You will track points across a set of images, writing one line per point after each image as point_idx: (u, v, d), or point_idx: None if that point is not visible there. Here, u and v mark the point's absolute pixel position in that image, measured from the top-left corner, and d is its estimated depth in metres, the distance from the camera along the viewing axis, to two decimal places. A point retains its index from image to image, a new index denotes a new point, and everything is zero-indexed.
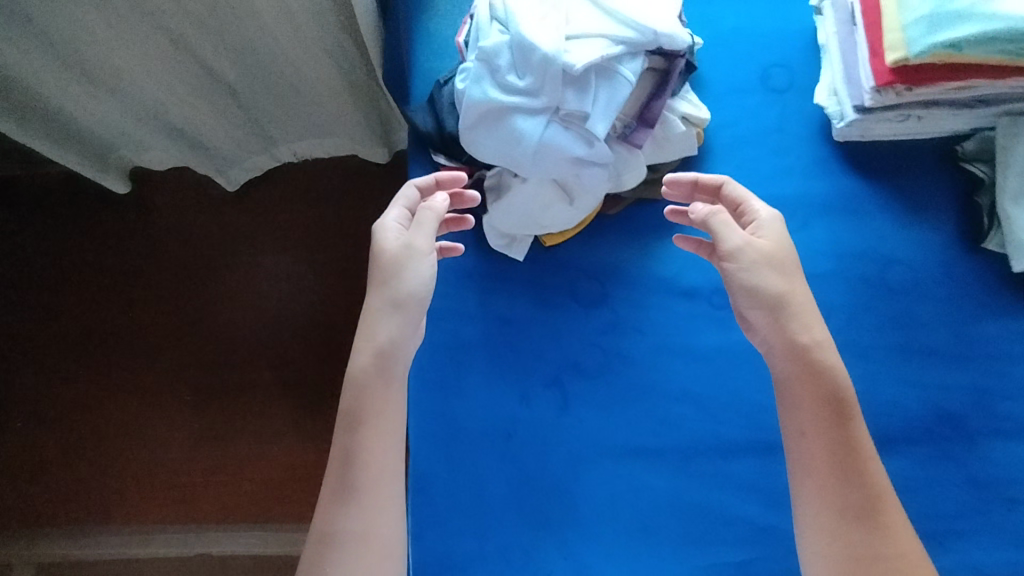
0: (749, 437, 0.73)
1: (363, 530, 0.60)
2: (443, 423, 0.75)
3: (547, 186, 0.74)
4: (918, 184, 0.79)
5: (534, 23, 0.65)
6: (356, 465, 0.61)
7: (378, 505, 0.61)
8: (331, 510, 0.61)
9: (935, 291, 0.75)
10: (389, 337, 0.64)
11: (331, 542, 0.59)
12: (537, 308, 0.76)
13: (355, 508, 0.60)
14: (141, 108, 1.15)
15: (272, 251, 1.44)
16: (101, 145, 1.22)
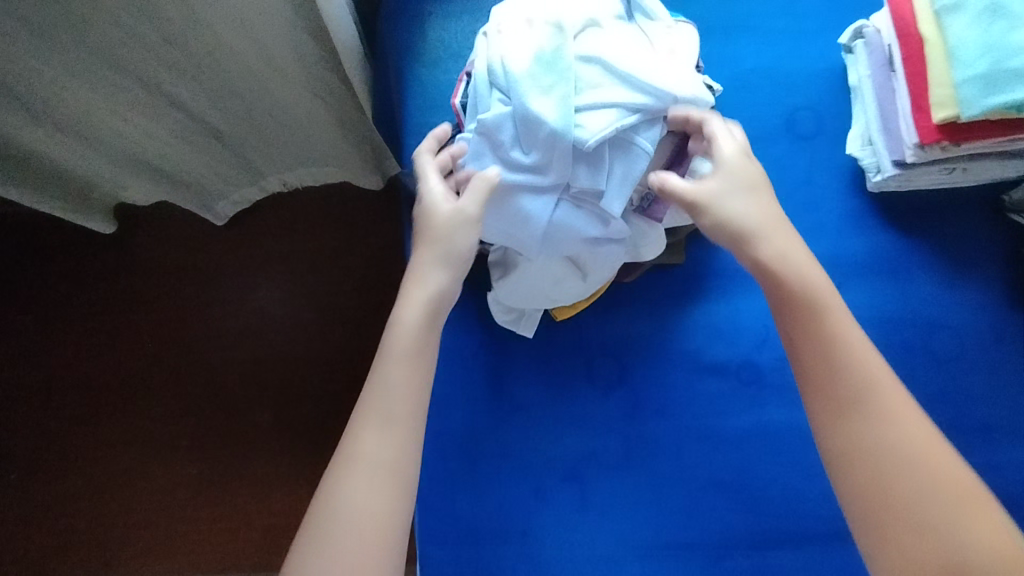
0: (784, 526, 0.69)
1: (387, 455, 0.54)
2: (455, 518, 0.69)
3: (558, 263, 0.67)
4: (961, 240, 0.72)
5: (539, 94, 0.58)
6: (387, 390, 0.56)
7: (407, 431, 0.56)
8: (358, 427, 0.55)
9: (984, 358, 0.69)
10: (428, 284, 0.60)
11: (355, 461, 0.54)
12: (551, 394, 0.72)
13: (380, 427, 0.55)
14: (120, 152, 1.03)
15: (266, 290, 1.37)
16: (77, 187, 1.11)
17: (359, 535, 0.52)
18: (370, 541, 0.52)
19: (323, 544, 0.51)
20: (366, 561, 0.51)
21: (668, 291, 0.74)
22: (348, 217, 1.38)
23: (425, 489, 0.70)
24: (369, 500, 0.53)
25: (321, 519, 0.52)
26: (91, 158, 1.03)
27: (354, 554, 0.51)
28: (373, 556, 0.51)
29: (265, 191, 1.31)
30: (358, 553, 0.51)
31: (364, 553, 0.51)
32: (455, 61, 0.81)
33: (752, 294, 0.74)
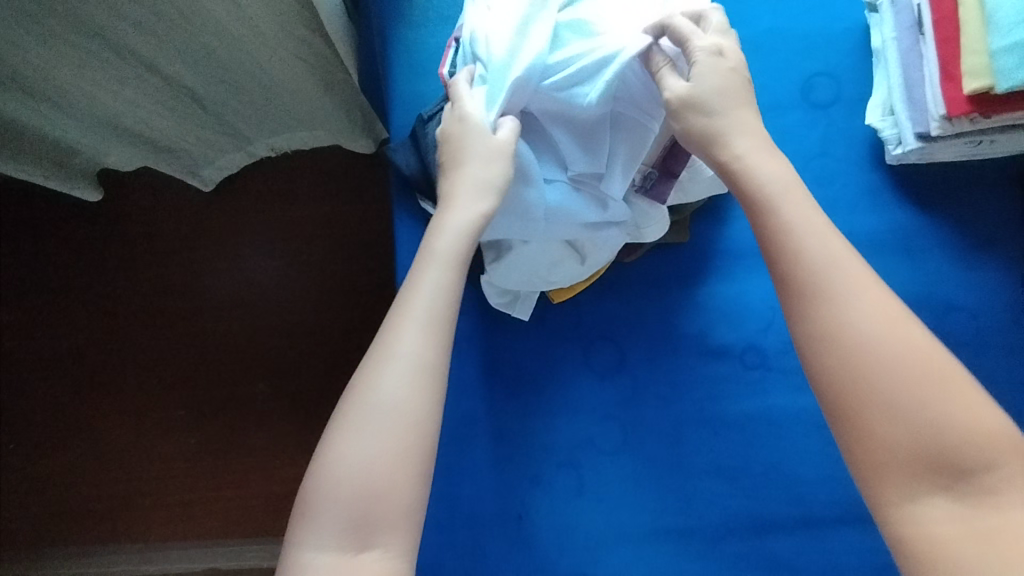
0: (786, 512, 0.67)
1: (426, 354, 0.51)
2: (452, 507, 0.68)
3: (556, 244, 0.64)
4: (983, 216, 0.68)
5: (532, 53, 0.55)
6: (426, 292, 0.53)
7: (446, 328, 0.53)
8: (395, 322, 0.52)
9: (1001, 341, 0.66)
10: (469, 207, 0.55)
11: (392, 356, 0.51)
12: (548, 380, 0.70)
13: (417, 323, 0.52)
14: (96, 119, 0.97)
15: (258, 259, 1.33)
16: (54, 155, 1.05)
17: (396, 432, 0.49)
18: (408, 438, 0.50)
19: (360, 437, 0.49)
20: (405, 458, 0.49)
21: (671, 271, 0.71)
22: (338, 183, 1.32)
23: None
24: (407, 397, 0.50)
25: (355, 411, 0.50)
26: (66, 126, 0.97)
27: (393, 449, 0.49)
28: (409, 455, 0.49)
29: (253, 156, 1.25)
30: (396, 448, 0.49)
31: (403, 448, 0.49)
32: (444, 24, 0.76)
33: (760, 273, 0.71)
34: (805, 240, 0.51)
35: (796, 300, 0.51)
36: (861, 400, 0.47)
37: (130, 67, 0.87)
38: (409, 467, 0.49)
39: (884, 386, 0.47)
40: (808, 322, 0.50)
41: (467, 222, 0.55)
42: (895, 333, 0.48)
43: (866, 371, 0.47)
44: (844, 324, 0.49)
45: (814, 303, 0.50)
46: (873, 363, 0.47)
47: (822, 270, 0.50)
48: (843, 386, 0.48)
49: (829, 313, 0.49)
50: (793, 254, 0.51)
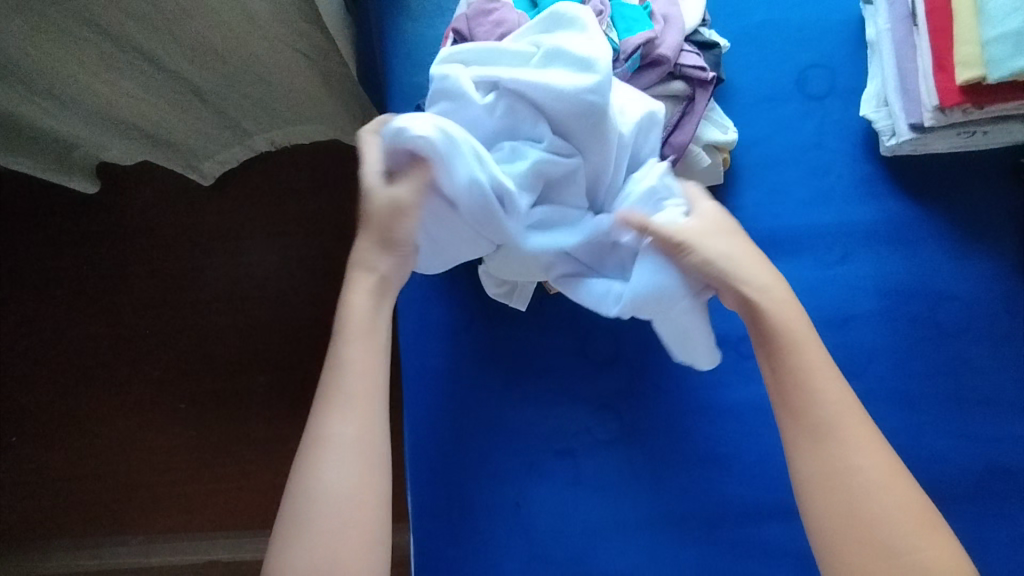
0: (779, 499, 0.68)
1: (357, 432, 0.56)
2: (449, 494, 0.69)
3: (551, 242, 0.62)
4: (976, 207, 0.69)
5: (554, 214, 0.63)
6: (345, 372, 0.57)
7: (372, 405, 0.57)
8: (322, 408, 0.56)
9: (992, 331, 0.67)
10: (366, 285, 0.60)
11: (324, 441, 0.55)
12: (545, 369, 0.70)
13: (344, 407, 0.56)
14: (95, 112, 0.98)
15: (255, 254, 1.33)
16: (54, 148, 1.05)
17: (336, 508, 0.53)
18: (348, 513, 0.54)
19: (305, 525, 0.53)
20: (348, 530, 0.53)
21: None
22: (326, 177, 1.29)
23: (418, 464, 0.70)
24: (342, 475, 0.54)
25: (299, 497, 0.54)
26: (65, 119, 0.97)
27: (336, 525, 0.53)
28: (358, 525, 0.53)
29: (253, 151, 1.26)
30: (340, 522, 0.53)
31: (345, 522, 0.53)
32: (442, 16, 0.76)
33: None
34: (820, 382, 0.54)
35: (800, 433, 0.53)
36: (852, 538, 0.50)
37: (129, 59, 0.87)
38: (353, 538, 0.53)
39: (877, 532, 0.50)
40: (809, 458, 0.52)
41: (366, 299, 0.60)
42: (891, 487, 0.51)
43: (863, 518, 0.50)
44: (843, 465, 0.51)
45: (820, 442, 0.52)
46: (870, 510, 0.50)
47: (830, 415, 0.53)
48: (833, 526, 0.51)
49: (830, 454, 0.52)
50: (805, 388, 0.54)
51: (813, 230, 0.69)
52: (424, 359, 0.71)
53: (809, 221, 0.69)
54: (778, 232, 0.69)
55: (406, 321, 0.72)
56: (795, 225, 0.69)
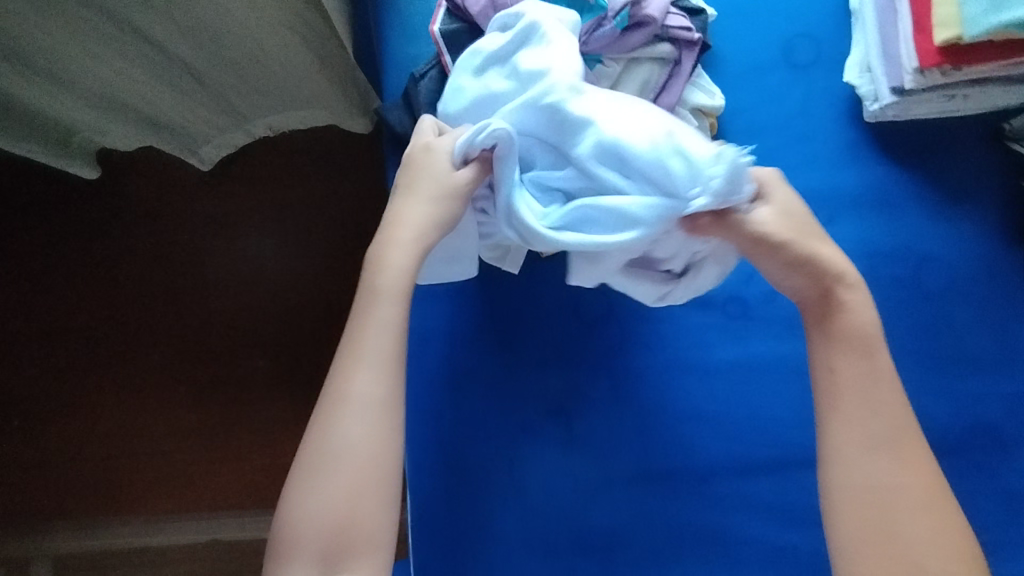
0: (767, 455, 0.70)
1: (380, 395, 0.57)
2: (446, 454, 0.71)
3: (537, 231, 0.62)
4: (958, 171, 0.70)
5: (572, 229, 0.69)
6: (375, 329, 0.58)
7: (398, 368, 0.59)
8: (344, 367, 0.58)
9: (973, 293, 0.69)
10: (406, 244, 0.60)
11: (346, 402, 0.57)
12: (540, 330, 0.72)
13: (369, 368, 0.57)
14: (95, 95, 0.99)
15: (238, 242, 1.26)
16: (55, 132, 1.07)
17: (355, 469, 0.55)
18: (367, 474, 0.56)
19: (325, 484, 0.55)
20: (366, 492, 0.55)
21: None
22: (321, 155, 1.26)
23: (415, 424, 0.71)
24: (364, 435, 0.56)
25: (320, 455, 0.56)
26: (65, 101, 0.99)
27: (360, 481, 0.55)
28: (377, 488, 0.56)
29: (251, 136, 1.26)
30: (359, 485, 0.55)
31: (365, 482, 0.56)
32: None
33: None
34: (864, 412, 0.57)
35: (834, 458, 0.57)
36: (871, 548, 0.55)
37: (128, 41, 0.89)
38: (370, 501, 0.55)
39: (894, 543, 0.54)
40: (835, 472, 0.57)
41: (407, 260, 0.59)
42: (915, 507, 0.55)
43: (886, 534, 0.55)
44: (872, 482, 0.56)
45: (849, 464, 0.57)
46: (892, 528, 0.55)
47: (866, 437, 0.57)
48: (856, 538, 0.55)
49: (858, 473, 0.56)
50: (842, 415, 0.58)
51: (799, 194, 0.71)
52: (419, 322, 0.73)
53: (797, 185, 0.71)
54: None
55: None
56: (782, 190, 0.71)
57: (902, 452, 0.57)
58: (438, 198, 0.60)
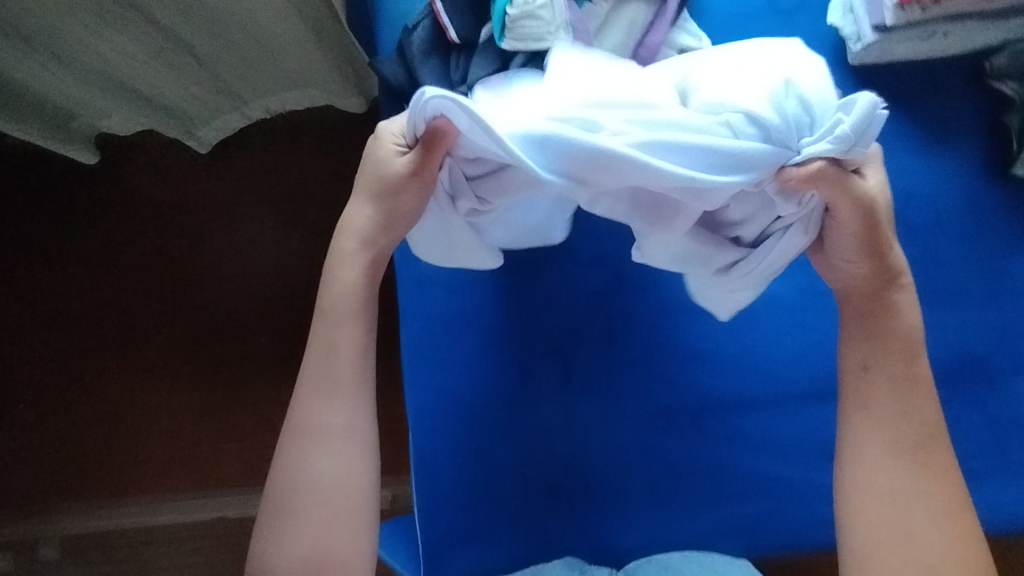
0: (756, 391, 0.73)
1: (343, 424, 0.62)
2: (446, 399, 0.72)
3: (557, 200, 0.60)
4: (943, 109, 0.72)
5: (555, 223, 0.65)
6: (333, 358, 0.63)
7: (360, 397, 0.64)
8: (306, 401, 0.63)
9: (959, 227, 0.70)
10: (356, 257, 0.64)
11: (309, 435, 0.62)
12: (535, 275, 0.74)
13: (330, 401, 0.63)
14: (94, 74, 1.00)
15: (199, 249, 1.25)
16: (56, 113, 1.08)
17: (321, 497, 0.60)
18: (333, 502, 0.61)
19: (293, 515, 0.60)
20: (334, 519, 0.60)
21: None
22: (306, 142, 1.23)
23: (415, 370, 0.73)
24: (327, 467, 0.61)
25: (288, 487, 0.61)
26: (65, 80, 1.00)
27: (330, 507, 0.60)
28: (347, 511, 0.61)
29: (248, 118, 1.27)
30: (326, 515, 0.60)
31: (331, 510, 0.60)
32: None
33: None
34: (892, 426, 0.58)
35: (857, 465, 0.59)
36: (882, 544, 0.56)
37: (126, 16, 0.90)
38: (338, 528, 0.60)
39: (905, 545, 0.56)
40: (856, 476, 0.59)
41: (356, 272, 0.64)
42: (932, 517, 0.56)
43: (900, 538, 0.56)
44: (890, 486, 0.57)
45: (873, 472, 0.58)
46: (907, 532, 0.56)
47: (888, 446, 0.58)
48: (871, 537, 0.57)
49: (878, 482, 0.58)
50: (868, 424, 0.59)
51: None
52: (417, 270, 0.73)
53: None
54: None
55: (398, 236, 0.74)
56: None
57: (923, 467, 0.58)
58: (376, 198, 0.61)
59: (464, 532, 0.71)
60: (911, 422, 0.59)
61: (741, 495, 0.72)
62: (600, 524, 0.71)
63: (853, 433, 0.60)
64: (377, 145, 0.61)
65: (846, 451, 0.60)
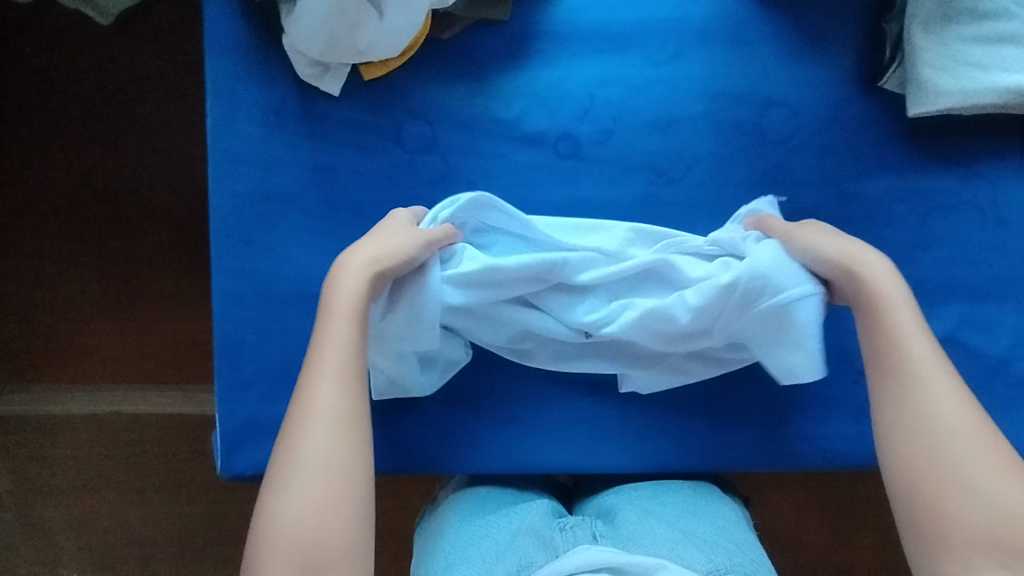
0: None
1: (342, 408, 0.51)
2: (256, 284, 0.67)
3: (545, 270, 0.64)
4: (816, 10, 0.65)
5: (552, 330, 0.64)
6: (339, 348, 0.53)
7: (358, 385, 0.53)
8: (308, 388, 0.52)
9: (818, 140, 0.64)
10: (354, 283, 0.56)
11: (309, 416, 0.50)
12: (358, 156, 0.66)
13: (333, 379, 0.52)
14: None
15: (58, 154, 1.01)
16: None
17: (323, 480, 0.48)
18: (336, 486, 0.48)
19: (293, 497, 0.47)
20: (333, 504, 0.47)
21: (493, 49, 0.66)
22: (190, 40, 1.00)
23: (222, 253, 0.67)
24: (333, 447, 0.49)
25: (284, 474, 0.48)
26: None
27: (336, 494, 0.48)
28: (344, 496, 0.48)
29: None
30: (328, 499, 0.47)
31: (334, 490, 0.48)
32: None
33: (592, 61, 0.65)
34: (912, 337, 0.51)
35: (887, 385, 0.51)
36: (921, 475, 0.46)
37: None
38: (343, 511, 0.47)
39: (955, 470, 0.45)
40: (884, 398, 0.50)
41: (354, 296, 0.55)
42: (976, 433, 0.46)
43: (949, 460, 0.46)
44: (916, 395, 0.49)
45: (908, 388, 0.49)
46: (953, 450, 0.46)
47: (912, 360, 0.50)
48: (915, 469, 0.47)
49: (914, 399, 0.49)
50: (890, 338, 0.52)
51: (639, 27, 0.65)
52: (231, 142, 0.66)
53: (643, 15, 0.65)
54: (609, 25, 0.65)
55: (212, 102, 0.66)
56: (628, 18, 0.65)
57: (962, 381, 0.49)
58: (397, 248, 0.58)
59: (266, 426, 0.67)
60: (914, 350, 0.51)
61: (568, 404, 0.67)
62: (409, 431, 0.67)
63: (875, 356, 0.52)
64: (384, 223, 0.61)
65: (872, 377, 0.52)
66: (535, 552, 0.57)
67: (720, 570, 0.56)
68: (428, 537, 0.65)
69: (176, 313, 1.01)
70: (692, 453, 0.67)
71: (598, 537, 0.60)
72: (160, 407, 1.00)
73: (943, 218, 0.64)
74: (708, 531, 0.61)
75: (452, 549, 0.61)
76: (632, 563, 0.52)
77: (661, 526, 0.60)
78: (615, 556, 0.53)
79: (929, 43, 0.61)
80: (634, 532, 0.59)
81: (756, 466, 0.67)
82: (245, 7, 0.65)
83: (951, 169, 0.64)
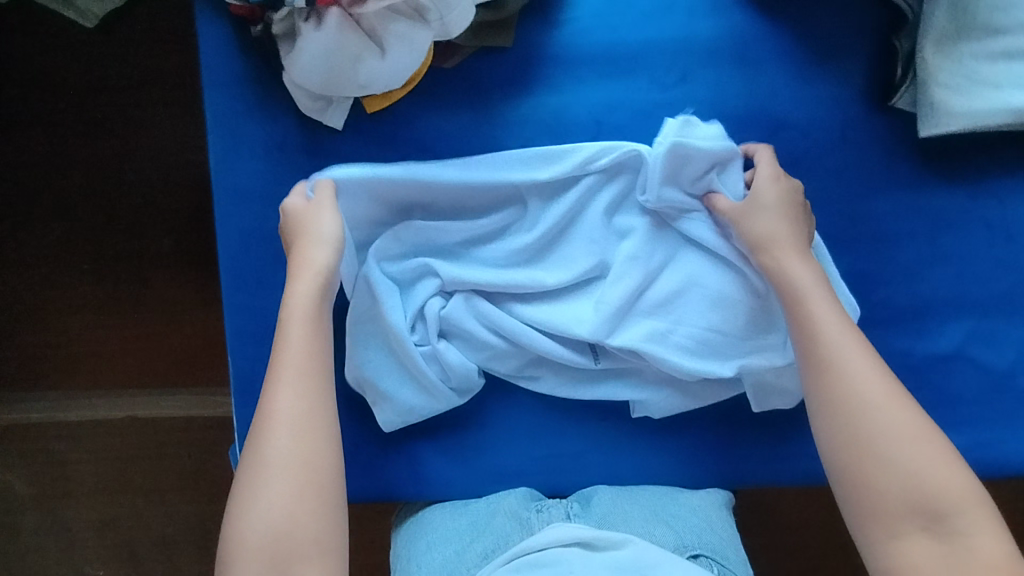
0: None
1: (301, 409, 0.53)
2: (268, 321, 0.67)
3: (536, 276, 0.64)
4: (827, 26, 0.64)
5: (560, 353, 0.64)
6: (294, 353, 0.55)
7: (317, 387, 0.55)
8: (269, 389, 0.54)
9: (827, 161, 0.64)
10: (307, 288, 0.57)
11: (272, 420, 0.53)
12: None
13: (291, 383, 0.54)
14: None
15: (59, 172, 1.00)
16: None
17: (286, 477, 0.51)
18: (305, 479, 0.52)
19: (263, 494, 0.51)
20: (299, 496, 0.51)
21: (498, 75, 0.65)
22: (187, 52, 0.98)
23: (233, 290, 0.67)
24: (296, 447, 0.52)
25: (251, 476, 0.52)
26: None
27: (295, 491, 0.51)
28: (309, 491, 0.52)
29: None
30: (293, 493, 0.51)
31: (298, 485, 0.52)
32: None
33: (596, 84, 0.64)
34: (860, 378, 0.53)
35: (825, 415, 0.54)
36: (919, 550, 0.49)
37: None
38: (308, 505, 0.51)
39: (944, 523, 0.49)
40: (845, 450, 0.52)
41: (311, 301, 0.57)
42: (948, 487, 0.50)
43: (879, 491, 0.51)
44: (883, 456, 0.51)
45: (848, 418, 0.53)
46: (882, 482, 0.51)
47: (873, 411, 0.52)
48: (899, 527, 0.50)
49: (874, 446, 0.51)
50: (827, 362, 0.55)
51: (645, 46, 0.64)
52: (236, 179, 0.66)
53: (648, 36, 0.64)
54: (614, 47, 0.64)
55: (214, 139, 0.65)
56: (633, 39, 0.64)
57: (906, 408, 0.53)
58: (316, 245, 0.59)
59: None
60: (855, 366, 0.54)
61: (582, 426, 0.68)
62: (423, 458, 0.68)
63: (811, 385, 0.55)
64: (303, 223, 0.60)
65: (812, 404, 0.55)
66: (511, 534, 0.62)
67: (686, 549, 0.61)
68: (416, 520, 0.68)
69: (185, 321, 1.01)
70: (702, 470, 0.68)
71: (572, 517, 0.63)
72: (171, 411, 1.01)
73: (952, 237, 0.64)
74: (682, 510, 0.65)
75: (436, 531, 0.65)
76: (598, 537, 0.56)
77: (635, 506, 0.64)
78: (585, 531, 0.57)
79: (942, 62, 0.60)
80: (607, 515, 0.63)
81: (765, 481, 0.68)
82: (246, 43, 0.65)
83: (959, 186, 0.64)
